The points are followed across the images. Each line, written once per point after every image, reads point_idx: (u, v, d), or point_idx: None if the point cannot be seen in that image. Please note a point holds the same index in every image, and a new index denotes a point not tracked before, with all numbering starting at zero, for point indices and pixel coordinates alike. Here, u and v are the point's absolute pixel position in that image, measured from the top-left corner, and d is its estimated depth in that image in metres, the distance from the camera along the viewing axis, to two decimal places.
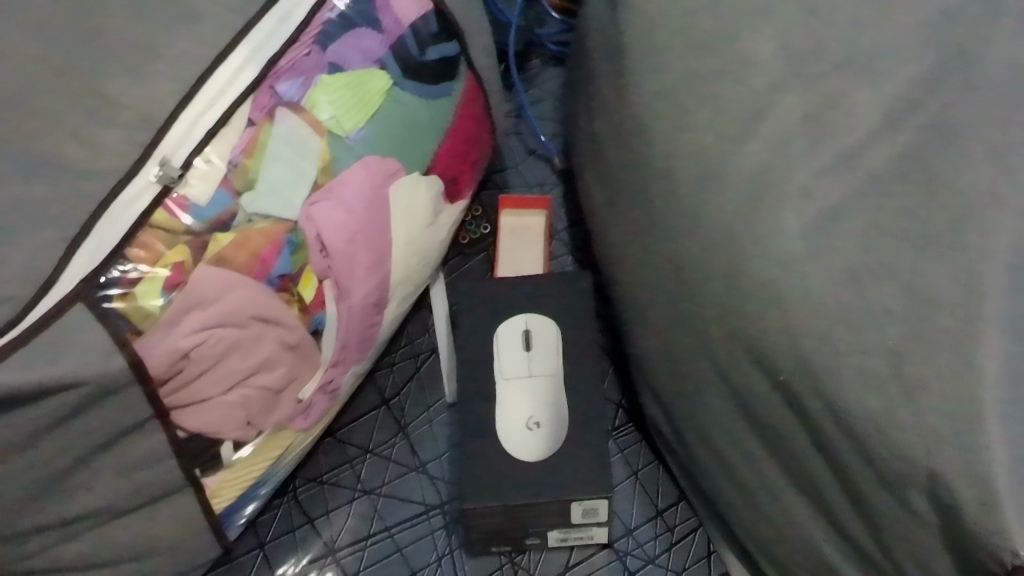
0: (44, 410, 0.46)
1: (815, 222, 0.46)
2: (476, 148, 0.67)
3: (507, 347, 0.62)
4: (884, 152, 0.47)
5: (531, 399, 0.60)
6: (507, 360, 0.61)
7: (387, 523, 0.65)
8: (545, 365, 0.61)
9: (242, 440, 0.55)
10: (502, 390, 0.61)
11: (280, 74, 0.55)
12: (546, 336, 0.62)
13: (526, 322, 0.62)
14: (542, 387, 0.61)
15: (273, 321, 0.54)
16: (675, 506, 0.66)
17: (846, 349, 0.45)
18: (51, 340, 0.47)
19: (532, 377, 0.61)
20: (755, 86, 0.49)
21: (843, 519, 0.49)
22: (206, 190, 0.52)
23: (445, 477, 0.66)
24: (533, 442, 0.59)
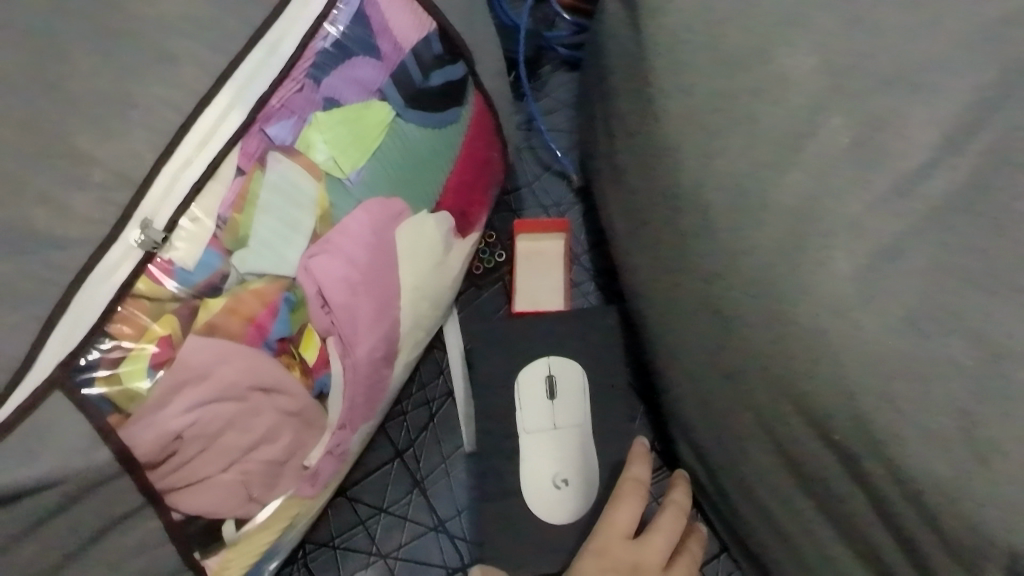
0: (27, 509, 0.44)
1: (866, 260, 0.45)
2: (486, 170, 0.65)
3: (530, 395, 0.64)
4: (943, 181, 0.46)
5: (558, 452, 0.62)
6: (529, 414, 0.63)
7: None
8: (570, 415, 0.63)
9: (245, 515, 0.54)
10: (527, 442, 0.63)
11: (270, 115, 0.52)
12: (571, 382, 0.64)
13: (550, 367, 0.65)
14: (567, 439, 0.63)
15: (273, 389, 0.52)
16: (716, 559, 0.65)
17: (909, 406, 0.43)
18: (30, 434, 0.44)
19: (556, 428, 0.63)
20: (793, 105, 0.48)
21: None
22: (192, 252, 0.50)
23: (465, 535, 0.64)
24: (557, 502, 0.61)
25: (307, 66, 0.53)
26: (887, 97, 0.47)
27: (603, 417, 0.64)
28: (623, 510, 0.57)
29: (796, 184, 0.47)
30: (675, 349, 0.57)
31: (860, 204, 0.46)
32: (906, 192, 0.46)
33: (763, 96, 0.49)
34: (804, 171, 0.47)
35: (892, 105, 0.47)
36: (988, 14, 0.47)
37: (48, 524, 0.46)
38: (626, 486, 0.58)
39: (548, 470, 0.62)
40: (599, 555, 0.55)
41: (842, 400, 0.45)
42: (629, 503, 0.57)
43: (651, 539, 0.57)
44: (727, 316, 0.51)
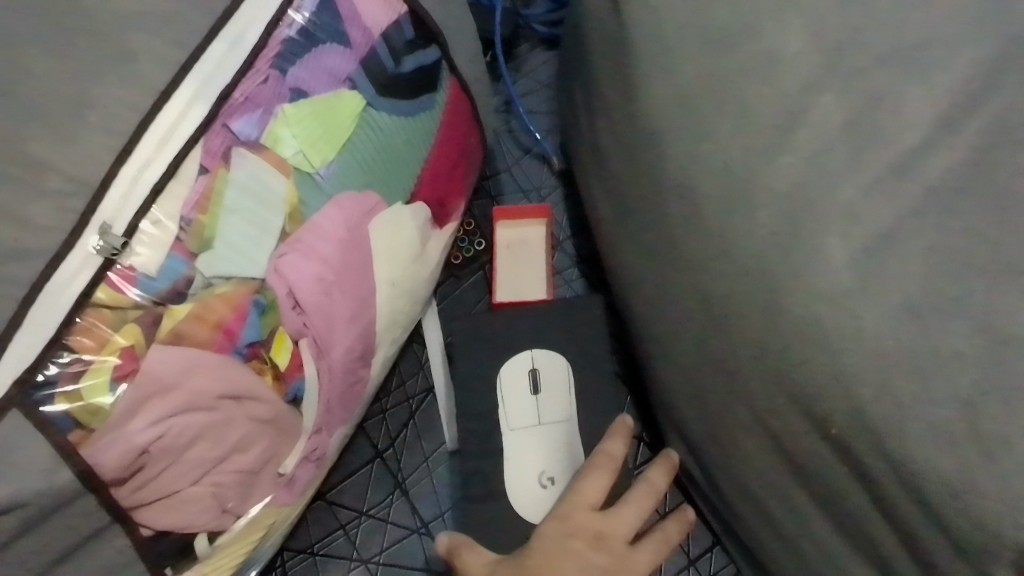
0: None
1: (864, 247, 0.43)
2: (463, 157, 0.63)
3: (514, 390, 0.62)
4: (942, 161, 0.43)
5: (543, 450, 0.60)
6: (513, 411, 0.61)
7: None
8: (555, 411, 0.61)
9: (219, 528, 0.52)
10: (510, 440, 0.61)
11: (234, 109, 0.50)
12: (556, 377, 0.62)
13: (533, 361, 0.63)
14: (552, 436, 0.61)
15: (245, 397, 0.50)
16: (710, 554, 0.65)
17: (912, 400, 0.41)
18: None
19: (541, 424, 0.61)
20: (786, 88, 0.46)
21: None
22: (155, 258, 0.47)
23: None
24: (543, 501, 0.59)
25: (272, 55, 0.51)
26: (884, 75, 0.44)
27: (591, 410, 0.62)
28: (593, 481, 0.54)
29: (789, 168, 0.45)
30: (663, 341, 0.55)
31: (857, 191, 0.43)
32: (906, 176, 0.43)
33: (754, 77, 0.46)
34: (796, 155, 0.45)
35: (889, 84, 0.44)
36: None
37: (10, 547, 0.43)
38: (598, 459, 0.56)
39: (533, 468, 0.60)
40: (561, 521, 0.52)
41: (842, 397, 0.43)
42: (600, 475, 0.55)
43: (619, 511, 0.54)
44: (718, 308, 0.49)
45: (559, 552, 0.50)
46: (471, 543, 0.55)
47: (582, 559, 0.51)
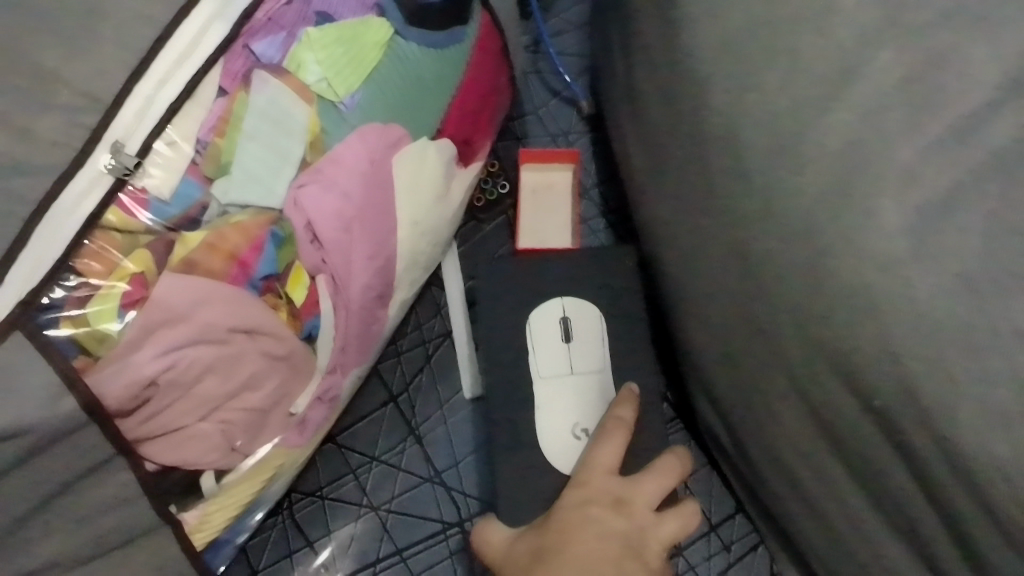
0: None
1: (918, 211, 0.39)
2: (492, 96, 0.60)
3: (544, 337, 0.58)
4: (1009, 125, 0.39)
5: (577, 402, 0.57)
6: (544, 357, 0.58)
7: (398, 546, 0.59)
8: (587, 361, 0.58)
9: (226, 467, 0.50)
10: (542, 391, 0.57)
11: (255, 31, 0.49)
12: (588, 326, 0.59)
13: (564, 310, 0.59)
14: (585, 387, 0.57)
15: (257, 332, 0.47)
16: (732, 520, 0.63)
17: (964, 378, 0.37)
18: None
19: (574, 374, 0.58)
20: (841, 37, 0.42)
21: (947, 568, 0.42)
22: (169, 182, 0.46)
23: (462, 488, 0.61)
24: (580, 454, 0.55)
25: None
26: (947, 32, 0.40)
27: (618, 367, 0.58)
28: (605, 446, 0.51)
29: (843, 126, 0.41)
30: (696, 297, 0.52)
31: (913, 154, 0.40)
32: (967, 140, 0.39)
33: (807, 26, 0.42)
34: (850, 112, 0.41)
35: (959, 38, 0.40)
36: None
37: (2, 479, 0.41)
38: (611, 424, 0.52)
39: (567, 420, 0.56)
40: (577, 486, 0.49)
41: (889, 369, 0.39)
42: (611, 440, 0.51)
43: (641, 480, 0.50)
44: (756, 272, 0.45)
45: (575, 512, 0.47)
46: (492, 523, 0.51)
47: (598, 520, 0.47)
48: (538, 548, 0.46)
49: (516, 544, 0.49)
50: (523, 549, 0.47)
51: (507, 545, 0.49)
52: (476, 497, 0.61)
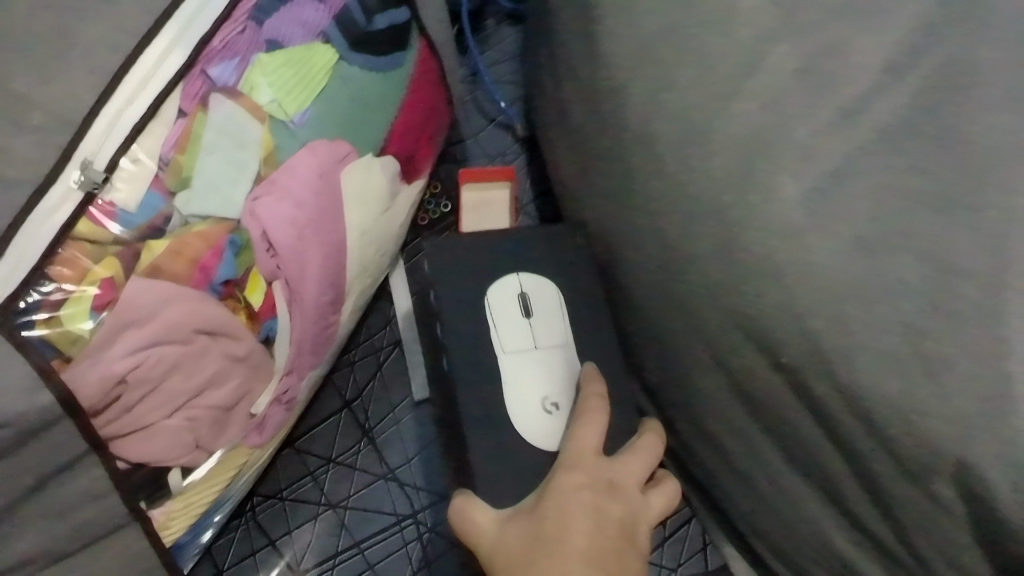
0: None
1: (814, 183, 0.45)
2: (430, 119, 0.65)
3: (504, 312, 0.56)
4: (892, 103, 0.45)
5: (543, 378, 0.55)
6: (507, 333, 0.56)
7: (356, 539, 0.63)
8: (549, 335, 0.57)
9: (192, 464, 0.53)
10: (509, 366, 0.55)
11: (212, 56, 0.52)
12: (545, 299, 0.58)
13: (519, 285, 0.57)
14: (551, 362, 0.56)
15: (219, 333, 0.51)
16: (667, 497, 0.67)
17: (855, 327, 0.43)
18: None
19: (539, 349, 0.56)
20: (742, 37, 0.48)
21: (851, 505, 0.48)
22: (134, 194, 0.49)
23: (415, 482, 0.64)
24: (554, 429, 0.53)
25: (249, 8, 0.54)
26: (840, 26, 0.47)
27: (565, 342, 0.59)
28: (590, 425, 0.50)
29: (746, 115, 0.47)
30: (626, 288, 0.57)
31: (809, 134, 0.46)
32: (856, 119, 0.45)
33: (710, 28, 0.48)
34: (750, 101, 0.47)
35: (846, 32, 0.46)
36: None
37: None
38: (591, 400, 0.52)
39: (536, 395, 0.54)
40: (570, 468, 0.48)
41: (795, 329, 0.45)
42: (594, 418, 0.51)
43: (623, 460, 0.51)
44: (674, 254, 0.51)
45: (571, 498, 0.46)
46: (476, 504, 0.49)
47: (596, 506, 0.46)
48: (541, 536, 0.45)
49: (508, 530, 0.47)
50: (519, 535, 0.46)
51: (496, 531, 0.47)
52: (427, 490, 0.64)
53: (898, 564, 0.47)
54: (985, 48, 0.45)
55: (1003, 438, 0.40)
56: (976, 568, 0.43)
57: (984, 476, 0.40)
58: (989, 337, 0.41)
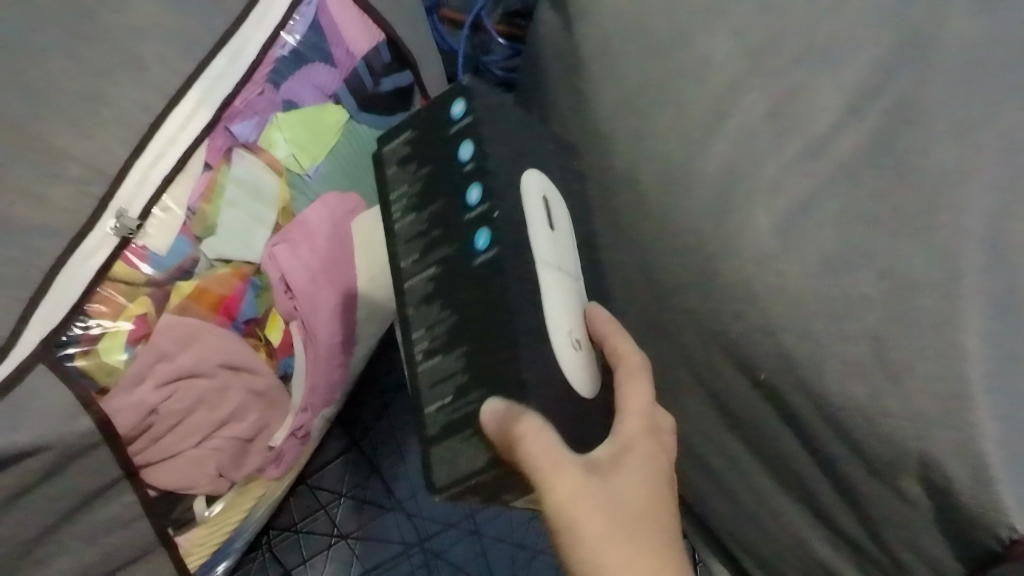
0: (20, 472, 0.46)
1: (785, 215, 0.51)
2: None
3: (534, 213, 0.46)
4: (850, 142, 0.50)
5: (564, 298, 0.46)
6: (541, 241, 0.45)
7: (366, 566, 0.67)
8: (566, 258, 0.48)
9: (214, 493, 0.57)
10: (546, 283, 0.44)
11: (234, 115, 0.57)
12: (556, 208, 0.49)
13: (540, 178, 0.48)
14: (568, 285, 0.47)
15: (240, 368, 0.56)
16: None
17: (827, 341, 0.49)
18: (17, 401, 0.47)
19: (561, 271, 0.46)
20: (716, 81, 0.55)
21: (822, 501, 0.54)
22: (164, 239, 0.54)
23: (422, 512, 0.68)
24: (581, 369, 0.46)
25: (267, 71, 0.58)
26: (802, 70, 0.53)
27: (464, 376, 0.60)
28: (638, 391, 0.46)
29: (720, 156, 0.53)
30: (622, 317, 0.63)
31: (779, 169, 0.52)
32: (821, 156, 0.51)
33: (692, 80, 0.55)
34: (724, 142, 0.54)
35: (807, 77, 0.52)
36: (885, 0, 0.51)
37: (31, 492, 0.48)
38: (633, 361, 0.46)
39: (565, 325, 0.45)
40: (637, 443, 0.44)
41: (769, 342, 0.51)
42: (638, 384, 0.46)
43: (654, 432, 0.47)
44: (659, 282, 0.57)
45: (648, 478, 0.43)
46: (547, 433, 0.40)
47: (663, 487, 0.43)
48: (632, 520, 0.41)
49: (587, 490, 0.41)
50: (607, 516, 0.40)
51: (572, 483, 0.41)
52: (433, 519, 0.68)
53: (864, 553, 0.53)
54: (934, 87, 0.49)
55: (957, 435, 0.44)
56: (934, 550, 0.48)
57: (943, 467, 0.45)
58: (943, 341, 0.45)
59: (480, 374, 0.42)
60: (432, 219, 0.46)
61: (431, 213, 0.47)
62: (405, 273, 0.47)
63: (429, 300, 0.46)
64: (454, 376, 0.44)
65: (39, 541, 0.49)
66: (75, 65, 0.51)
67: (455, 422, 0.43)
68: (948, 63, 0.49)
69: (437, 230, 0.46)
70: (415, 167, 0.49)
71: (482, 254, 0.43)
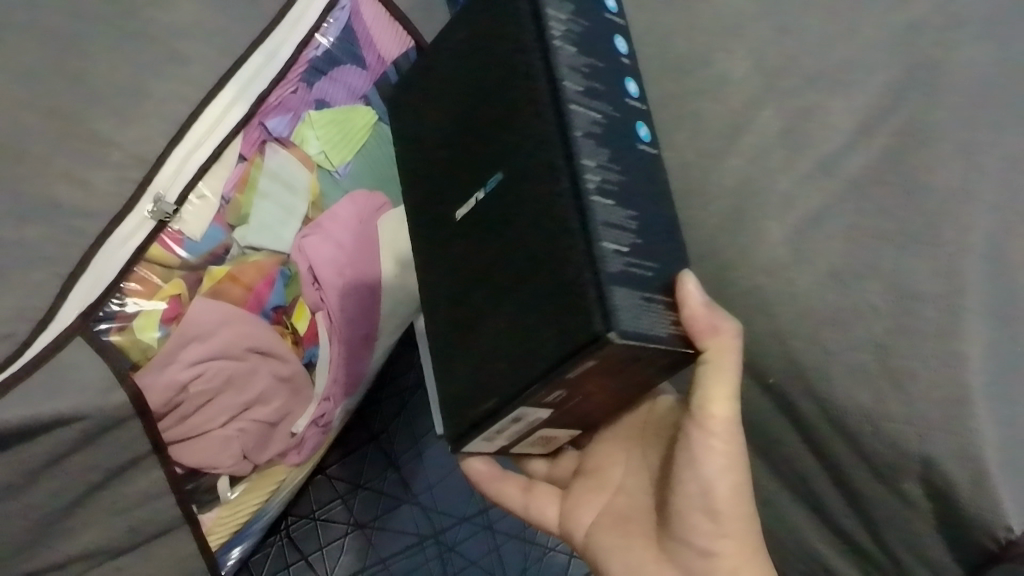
0: (46, 444, 0.48)
1: (797, 228, 0.51)
2: None
3: None
4: (861, 159, 0.50)
5: None
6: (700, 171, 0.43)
7: (381, 555, 0.69)
8: None
9: (238, 474, 0.59)
10: None
11: (269, 110, 0.59)
12: None
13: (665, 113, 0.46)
14: None
15: (269, 353, 0.58)
16: None
17: (834, 348, 0.48)
18: (47, 375, 0.48)
19: None
20: (732, 103, 0.54)
21: (834, 511, 0.52)
22: (199, 226, 0.56)
23: (436, 506, 0.70)
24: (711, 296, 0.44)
25: (301, 71, 0.61)
26: (815, 92, 0.53)
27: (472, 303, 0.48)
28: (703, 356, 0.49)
29: (735, 168, 0.53)
30: None
31: (791, 183, 0.52)
32: (832, 171, 0.51)
33: (705, 95, 0.55)
34: (739, 157, 0.53)
35: (820, 97, 0.52)
36: (896, 26, 0.52)
37: (58, 465, 0.49)
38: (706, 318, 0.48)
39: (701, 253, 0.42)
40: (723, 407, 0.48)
41: (776, 345, 0.51)
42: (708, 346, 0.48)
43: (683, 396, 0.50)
44: None
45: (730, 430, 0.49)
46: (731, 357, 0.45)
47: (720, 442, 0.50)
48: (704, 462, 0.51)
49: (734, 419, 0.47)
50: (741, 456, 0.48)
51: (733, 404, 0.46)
52: (448, 512, 0.70)
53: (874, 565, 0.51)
54: (944, 108, 0.49)
55: (960, 440, 0.44)
56: (936, 554, 0.47)
57: (943, 469, 0.44)
58: (944, 349, 0.45)
59: (652, 238, 0.44)
60: (591, 66, 0.47)
61: (589, 62, 0.46)
62: (569, 94, 0.44)
63: (597, 137, 0.44)
64: (624, 229, 0.42)
65: (66, 513, 0.51)
66: (118, 58, 0.53)
67: (633, 276, 0.41)
68: (955, 83, 0.49)
69: (597, 82, 0.46)
70: (572, 10, 0.47)
71: (645, 144, 0.47)
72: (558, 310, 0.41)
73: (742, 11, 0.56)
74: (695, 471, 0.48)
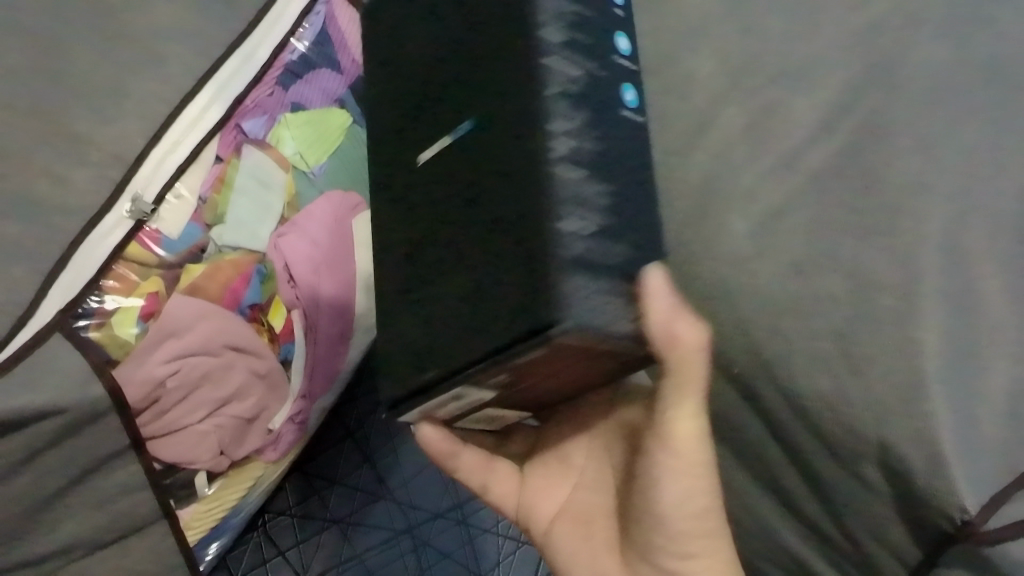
0: (29, 437, 0.49)
1: (759, 221, 0.51)
2: None
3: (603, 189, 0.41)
4: (821, 152, 0.51)
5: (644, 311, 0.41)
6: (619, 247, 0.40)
7: (358, 550, 0.70)
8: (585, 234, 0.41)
9: (215, 469, 0.61)
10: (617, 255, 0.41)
11: (246, 112, 0.61)
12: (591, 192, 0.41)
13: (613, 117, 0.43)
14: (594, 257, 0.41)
15: (244, 350, 0.60)
16: None
17: (796, 336, 0.49)
18: (28, 371, 0.49)
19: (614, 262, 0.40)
20: (697, 102, 0.55)
21: (795, 496, 0.54)
22: (176, 225, 0.57)
23: (412, 502, 0.72)
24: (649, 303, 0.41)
25: (276, 73, 0.63)
26: (773, 91, 0.53)
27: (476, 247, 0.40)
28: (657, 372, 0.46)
29: (700, 164, 0.53)
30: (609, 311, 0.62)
31: (754, 179, 0.52)
32: (793, 165, 0.51)
33: (671, 96, 0.55)
34: (704, 153, 0.54)
35: (783, 93, 0.53)
36: (852, 25, 0.52)
37: (38, 458, 0.50)
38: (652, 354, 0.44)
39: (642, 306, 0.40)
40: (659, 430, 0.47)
41: (738, 336, 0.51)
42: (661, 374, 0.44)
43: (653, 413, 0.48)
44: None
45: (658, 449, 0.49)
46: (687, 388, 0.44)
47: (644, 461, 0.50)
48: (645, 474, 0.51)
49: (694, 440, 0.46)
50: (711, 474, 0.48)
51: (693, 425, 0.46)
52: (423, 508, 0.72)
53: (833, 547, 0.53)
54: (900, 106, 0.50)
55: (915, 422, 0.45)
56: (894, 536, 0.48)
57: (900, 452, 0.45)
58: (902, 334, 0.46)
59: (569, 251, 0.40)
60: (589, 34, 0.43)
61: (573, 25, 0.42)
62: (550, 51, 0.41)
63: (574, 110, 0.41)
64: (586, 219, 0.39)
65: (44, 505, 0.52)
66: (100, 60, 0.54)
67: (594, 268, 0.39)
68: (912, 80, 0.50)
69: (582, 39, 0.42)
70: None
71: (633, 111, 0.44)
72: (525, 280, 0.38)
73: (709, 15, 0.56)
74: (667, 488, 0.48)
